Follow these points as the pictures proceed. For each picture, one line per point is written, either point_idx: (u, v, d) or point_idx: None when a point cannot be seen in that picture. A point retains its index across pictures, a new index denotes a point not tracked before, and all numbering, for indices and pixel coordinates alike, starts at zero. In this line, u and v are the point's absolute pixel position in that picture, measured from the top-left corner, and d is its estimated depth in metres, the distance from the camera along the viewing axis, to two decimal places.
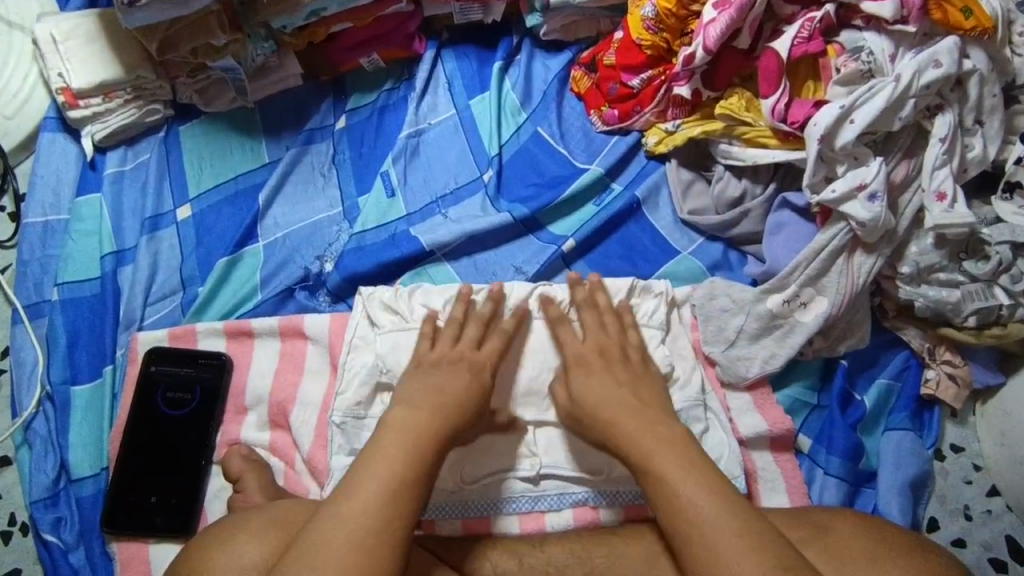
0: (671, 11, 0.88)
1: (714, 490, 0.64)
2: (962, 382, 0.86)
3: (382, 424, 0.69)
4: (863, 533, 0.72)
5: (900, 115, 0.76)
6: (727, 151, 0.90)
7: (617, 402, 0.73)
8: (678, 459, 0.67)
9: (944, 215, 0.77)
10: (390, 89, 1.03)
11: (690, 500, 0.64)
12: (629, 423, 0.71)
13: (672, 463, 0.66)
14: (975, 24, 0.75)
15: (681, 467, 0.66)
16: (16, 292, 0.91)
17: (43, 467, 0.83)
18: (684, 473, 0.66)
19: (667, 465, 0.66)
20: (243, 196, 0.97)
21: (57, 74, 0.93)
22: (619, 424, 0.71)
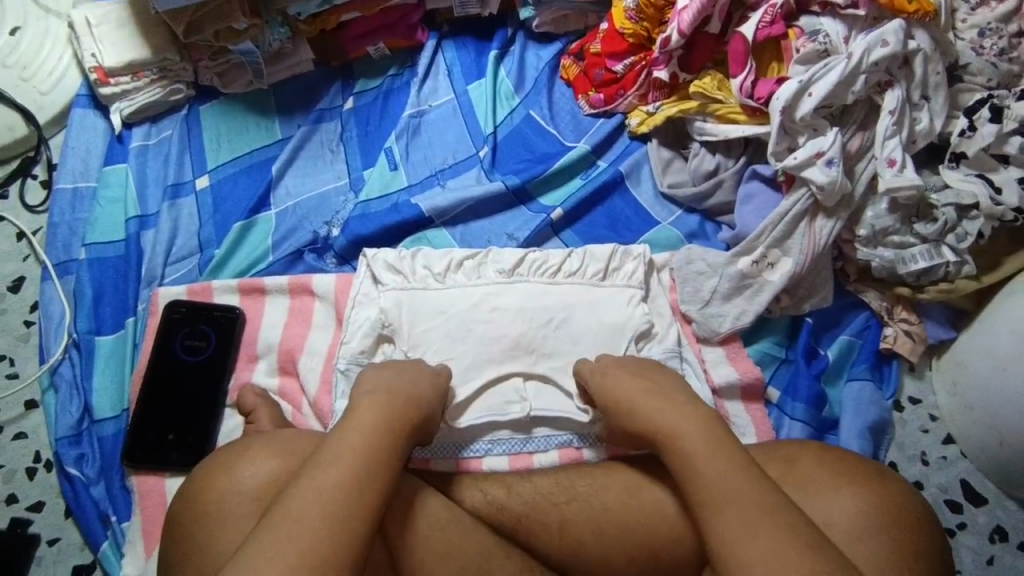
0: (650, 1, 0.97)
1: (720, 461, 0.67)
2: (917, 338, 0.93)
3: (362, 399, 0.72)
4: (825, 465, 0.77)
5: (853, 89, 0.85)
6: (702, 128, 0.98)
7: (635, 391, 0.77)
8: (690, 433, 0.70)
9: (895, 179, 0.85)
10: (394, 75, 1.11)
11: (700, 474, 0.67)
12: (645, 406, 0.75)
13: (687, 439, 0.70)
14: (918, 8, 0.83)
15: (693, 442, 0.69)
16: (47, 251, 0.98)
17: (68, 408, 0.90)
18: (693, 448, 0.69)
19: (680, 442, 0.70)
20: (257, 169, 1.05)
21: (91, 54, 1.02)
22: (634, 408, 0.76)
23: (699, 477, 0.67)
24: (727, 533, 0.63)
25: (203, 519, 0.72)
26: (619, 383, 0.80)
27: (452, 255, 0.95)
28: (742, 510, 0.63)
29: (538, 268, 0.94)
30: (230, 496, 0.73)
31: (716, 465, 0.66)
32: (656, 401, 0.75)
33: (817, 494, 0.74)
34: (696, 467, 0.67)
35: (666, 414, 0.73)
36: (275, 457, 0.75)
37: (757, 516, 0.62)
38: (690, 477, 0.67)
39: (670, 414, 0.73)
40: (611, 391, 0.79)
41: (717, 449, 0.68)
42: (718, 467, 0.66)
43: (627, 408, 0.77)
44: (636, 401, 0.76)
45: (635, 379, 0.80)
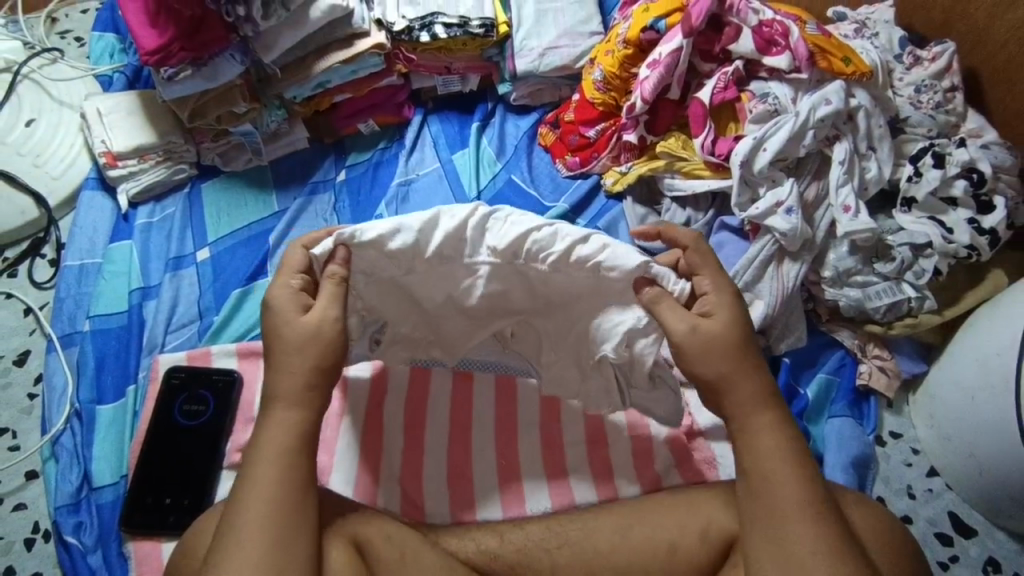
0: (615, 74, 1.07)
1: (805, 490, 0.65)
2: (892, 373, 0.97)
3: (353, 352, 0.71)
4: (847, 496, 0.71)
5: (804, 143, 0.94)
6: (671, 184, 1.05)
7: (741, 370, 0.69)
8: (779, 446, 0.67)
9: (852, 224, 0.92)
10: (384, 148, 1.19)
11: (783, 489, 0.65)
12: (745, 394, 0.69)
13: (775, 451, 0.67)
14: (854, 70, 0.95)
15: (782, 455, 0.67)
16: (53, 325, 1.03)
17: (69, 477, 0.92)
18: (785, 468, 0.66)
19: (773, 449, 0.67)
20: (257, 239, 1.11)
21: (100, 140, 1.10)
22: (735, 393, 0.69)
23: (778, 482, 0.66)
24: (793, 547, 0.63)
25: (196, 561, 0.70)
26: (720, 350, 0.69)
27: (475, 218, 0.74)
28: (816, 536, 0.63)
29: (542, 250, 0.74)
30: None
31: (798, 487, 0.65)
32: (756, 391, 0.69)
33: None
34: (776, 472, 0.66)
35: (768, 413, 0.69)
36: None
37: (829, 552, 0.62)
38: (773, 486, 0.66)
39: (770, 416, 0.68)
40: (709, 358, 0.69)
41: (803, 470, 0.66)
42: (800, 487, 0.65)
43: (726, 382, 0.69)
44: (736, 387, 0.69)
45: (736, 345, 0.70)
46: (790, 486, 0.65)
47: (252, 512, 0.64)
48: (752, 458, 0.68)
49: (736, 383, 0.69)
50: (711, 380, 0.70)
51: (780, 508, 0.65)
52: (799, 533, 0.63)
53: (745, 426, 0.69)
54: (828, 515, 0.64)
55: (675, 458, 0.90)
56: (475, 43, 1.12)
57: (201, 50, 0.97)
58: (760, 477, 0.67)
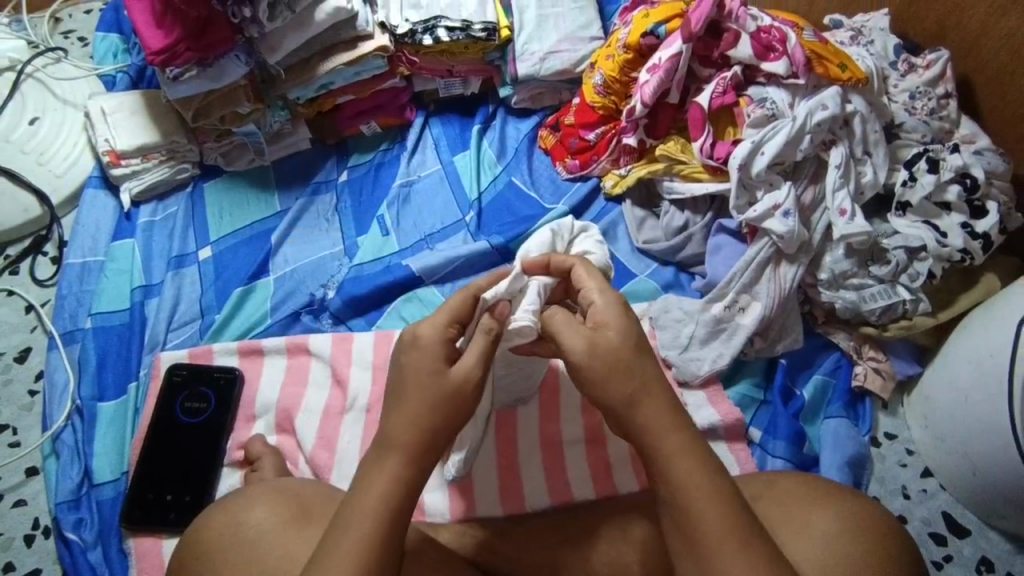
0: (615, 78, 1.08)
1: (730, 516, 0.58)
2: (887, 375, 0.98)
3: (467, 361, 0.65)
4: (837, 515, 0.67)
5: (801, 148, 0.95)
6: (670, 187, 1.07)
7: (640, 393, 0.61)
8: (694, 472, 0.59)
9: (848, 227, 0.94)
10: (386, 149, 1.20)
11: (706, 522, 0.57)
12: (647, 416, 0.60)
13: (691, 478, 0.59)
14: (850, 76, 0.96)
15: (698, 482, 0.58)
16: (55, 322, 1.03)
17: (69, 474, 0.92)
18: (705, 498, 0.58)
19: (688, 477, 0.59)
20: (258, 238, 1.11)
21: (104, 139, 1.11)
22: (636, 419, 0.60)
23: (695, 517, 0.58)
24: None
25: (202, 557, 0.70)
26: (613, 368, 0.61)
27: (550, 234, 0.80)
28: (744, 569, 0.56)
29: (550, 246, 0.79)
30: (240, 527, 0.70)
31: (720, 516, 0.57)
32: (659, 409, 0.61)
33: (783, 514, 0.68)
34: (695, 505, 0.58)
35: (676, 437, 0.60)
36: (268, 502, 0.72)
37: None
38: (692, 520, 0.58)
39: (681, 438, 0.60)
40: (609, 377, 0.61)
41: (719, 496, 0.58)
42: (723, 515, 0.58)
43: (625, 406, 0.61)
44: (636, 407, 0.60)
45: (630, 355, 0.62)
46: (712, 516, 0.57)
47: (353, 544, 0.58)
48: (669, 489, 0.59)
49: (639, 405, 0.60)
50: (609, 405, 0.61)
51: (703, 544, 0.57)
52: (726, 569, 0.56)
53: (655, 453, 0.60)
54: (754, 539, 0.57)
55: None
56: (477, 47, 1.13)
57: (206, 50, 0.98)
58: (677, 512, 0.59)
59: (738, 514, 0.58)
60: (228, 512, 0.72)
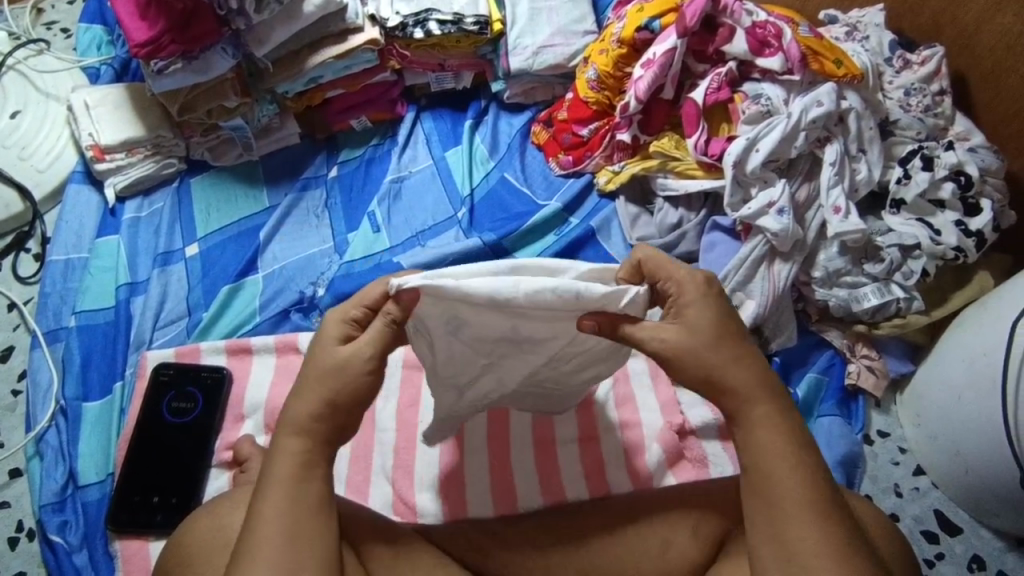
0: (609, 73, 1.07)
1: (811, 486, 0.58)
2: (880, 373, 0.98)
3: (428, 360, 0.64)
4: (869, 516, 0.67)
5: (796, 145, 0.95)
6: (664, 184, 1.06)
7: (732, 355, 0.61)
8: (782, 435, 0.59)
9: (842, 225, 0.93)
10: (376, 145, 1.18)
11: (792, 484, 0.58)
12: (737, 380, 0.61)
13: (777, 442, 0.59)
14: (846, 72, 0.96)
15: (785, 444, 0.59)
16: (38, 320, 1.01)
17: (53, 475, 0.91)
18: (785, 462, 0.59)
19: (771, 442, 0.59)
20: (247, 235, 1.10)
21: (88, 134, 1.09)
22: (729, 383, 0.60)
23: (782, 480, 0.58)
24: (795, 546, 0.56)
25: (192, 559, 0.69)
26: (702, 340, 0.61)
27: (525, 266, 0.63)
28: (819, 537, 0.56)
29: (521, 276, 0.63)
30: (229, 529, 0.69)
31: (800, 482, 0.58)
32: (753, 375, 0.61)
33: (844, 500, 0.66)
34: (781, 470, 0.58)
35: (766, 402, 0.61)
36: None
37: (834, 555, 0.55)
38: (774, 482, 0.58)
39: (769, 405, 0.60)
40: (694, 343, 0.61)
41: (804, 463, 0.59)
42: (807, 479, 0.58)
43: (713, 371, 0.61)
44: (724, 372, 0.61)
45: (720, 330, 0.61)
46: (796, 480, 0.58)
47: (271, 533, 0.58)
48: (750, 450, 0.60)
49: (725, 368, 0.61)
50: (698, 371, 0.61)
51: (782, 505, 0.58)
52: (800, 533, 0.56)
53: (740, 416, 0.61)
54: (836, 513, 0.57)
55: (667, 457, 0.91)
56: (469, 40, 1.12)
57: (192, 43, 0.96)
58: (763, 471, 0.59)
59: (822, 485, 0.58)
60: (213, 514, 0.71)
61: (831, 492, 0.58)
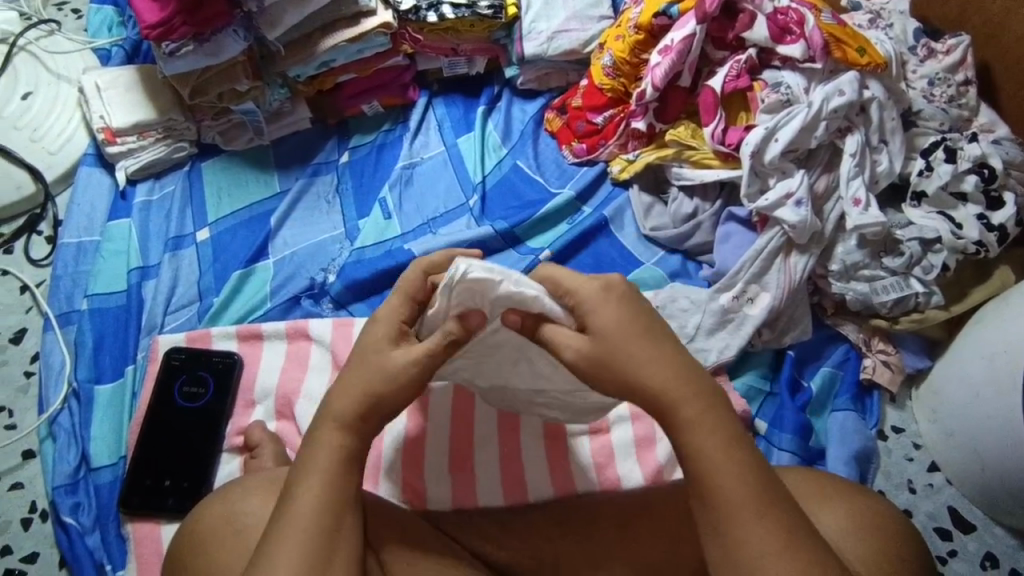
0: (625, 59, 1.05)
1: (752, 481, 0.56)
2: (896, 368, 0.97)
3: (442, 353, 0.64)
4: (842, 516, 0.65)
5: (815, 135, 0.93)
6: (679, 173, 1.04)
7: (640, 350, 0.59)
8: (714, 431, 0.57)
9: (862, 217, 0.91)
10: (388, 130, 1.17)
11: (729, 490, 0.56)
12: (658, 381, 0.58)
13: (710, 440, 0.57)
14: (869, 61, 0.94)
15: (719, 445, 0.57)
16: (50, 303, 1.01)
17: (66, 457, 0.91)
18: (722, 462, 0.56)
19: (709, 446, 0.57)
20: (258, 220, 1.09)
21: (99, 116, 1.08)
22: (649, 385, 0.58)
23: (722, 486, 0.56)
24: (743, 553, 0.54)
25: (202, 546, 0.69)
26: (613, 340, 0.59)
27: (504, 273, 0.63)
28: (769, 537, 0.54)
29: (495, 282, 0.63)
30: (237, 517, 0.69)
31: (740, 481, 0.56)
32: (668, 368, 0.59)
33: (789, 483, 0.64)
34: (721, 475, 0.56)
35: (689, 398, 0.58)
36: (272, 493, 0.71)
37: (788, 551, 0.54)
38: (713, 489, 0.56)
39: (695, 400, 0.58)
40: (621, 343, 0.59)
41: (744, 462, 0.57)
42: (745, 481, 0.56)
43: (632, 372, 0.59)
44: (644, 373, 0.58)
45: (625, 325, 0.59)
46: (735, 485, 0.56)
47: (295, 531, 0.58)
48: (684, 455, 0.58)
49: (649, 367, 0.58)
50: (622, 375, 0.59)
51: (726, 510, 0.56)
52: (750, 538, 0.54)
53: (667, 420, 0.58)
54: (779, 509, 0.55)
55: None
56: (483, 25, 1.10)
57: (204, 26, 0.95)
58: (699, 479, 0.57)
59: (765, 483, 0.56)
60: (223, 500, 0.71)
61: (768, 480, 0.56)
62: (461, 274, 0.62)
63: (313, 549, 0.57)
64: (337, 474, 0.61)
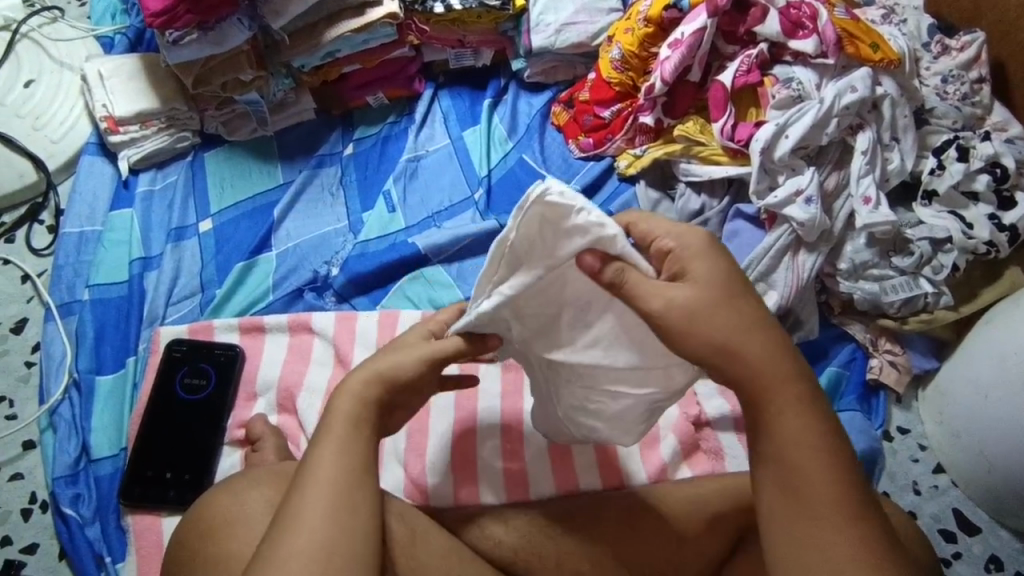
0: (634, 53, 1.04)
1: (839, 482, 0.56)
2: (903, 368, 0.96)
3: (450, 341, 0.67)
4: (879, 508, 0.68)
5: (827, 132, 0.92)
6: (687, 169, 1.03)
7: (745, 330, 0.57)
8: (809, 423, 0.57)
9: (871, 216, 0.90)
10: (393, 122, 1.16)
11: (811, 474, 0.56)
12: (755, 354, 0.57)
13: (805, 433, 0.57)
14: (882, 57, 0.92)
15: (805, 428, 0.57)
16: (51, 293, 1.00)
17: (67, 448, 0.91)
18: (813, 456, 0.56)
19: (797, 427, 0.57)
20: (261, 211, 1.08)
21: (102, 105, 1.07)
22: (746, 357, 0.57)
23: (804, 469, 0.56)
24: (818, 537, 0.55)
25: (210, 536, 0.68)
26: (711, 315, 0.56)
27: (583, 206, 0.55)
28: (846, 530, 0.55)
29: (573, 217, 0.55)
30: (243, 509, 0.68)
31: (828, 475, 0.56)
32: (768, 346, 0.57)
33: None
34: (804, 459, 0.56)
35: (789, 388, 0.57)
36: (276, 484, 0.71)
37: (864, 546, 0.55)
38: (795, 472, 0.56)
39: (790, 391, 0.57)
40: (723, 309, 0.56)
41: (827, 448, 0.57)
42: (826, 467, 0.56)
43: (729, 350, 0.56)
44: (742, 346, 0.57)
45: (728, 290, 0.57)
46: (817, 470, 0.56)
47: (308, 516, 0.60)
48: (773, 441, 0.57)
49: (745, 340, 0.57)
50: (716, 340, 0.56)
51: (812, 500, 0.56)
52: (829, 532, 0.55)
53: (764, 402, 0.57)
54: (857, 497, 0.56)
55: (682, 448, 0.89)
56: (490, 16, 1.09)
57: (207, 14, 0.94)
58: (782, 458, 0.57)
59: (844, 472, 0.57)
60: (231, 491, 0.70)
61: (847, 469, 0.57)
62: (548, 193, 0.53)
63: (327, 521, 0.59)
64: (351, 439, 0.64)
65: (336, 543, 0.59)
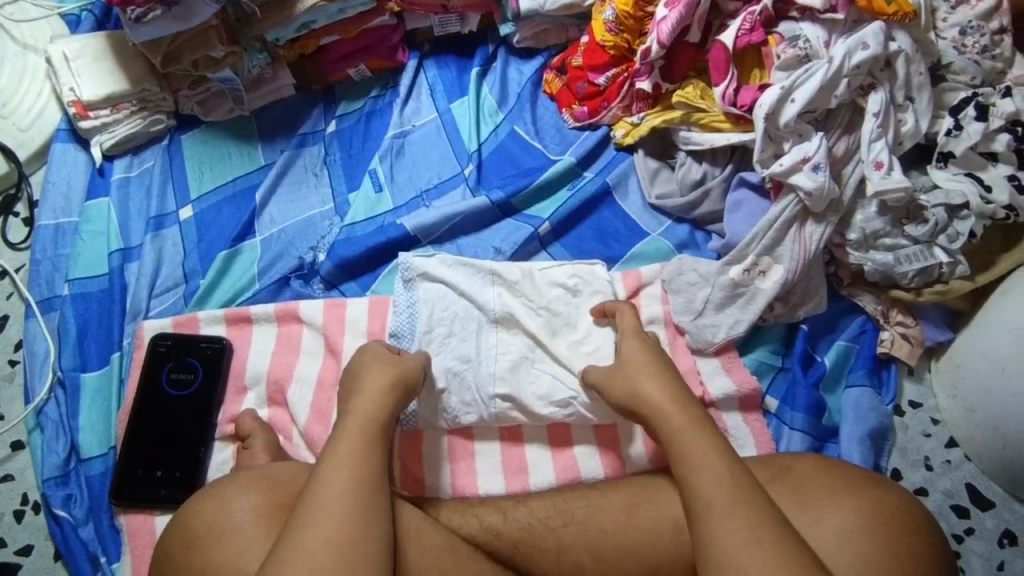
0: (629, 13, 0.96)
1: (728, 478, 0.63)
2: (915, 340, 0.92)
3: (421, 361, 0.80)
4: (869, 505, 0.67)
5: (836, 94, 0.86)
6: (687, 138, 0.98)
7: (645, 382, 0.73)
8: (699, 443, 0.66)
9: (884, 182, 0.85)
10: (377, 96, 1.10)
11: (705, 484, 0.64)
12: (656, 398, 0.71)
13: (697, 445, 0.66)
14: (897, 9, 0.85)
15: (699, 449, 0.66)
16: (30, 289, 0.97)
17: (55, 448, 0.89)
18: (706, 457, 0.65)
19: (692, 446, 0.66)
20: (242, 196, 1.04)
21: (69, 88, 1.02)
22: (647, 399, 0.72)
23: (696, 479, 0.64)
24: (718, 535, 0.61)
25: (195, 544, 0.66)
26: (642, 371, 0.75)
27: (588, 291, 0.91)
28: (740, 525, 0.60)
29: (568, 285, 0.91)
30: (235, 514, 0.67)
31: (720, 482, 0.63)
32: (666, 395, 0.71)
33: (813, 498, 0.68)
34: (695, 470, 0.65)
35: (682, 415, 0.69)
36: (262, 490, 0.69)
37: (758, 540, 0.59)
38: (691, 480, 0.65)
39: (684, 417, 0.69)
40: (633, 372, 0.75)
41: (721, 460, 0.65)
42: (719, 479, 0.63)
43: (638, 399, 0.73)
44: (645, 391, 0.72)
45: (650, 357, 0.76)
46: (710, 478, 0.64)
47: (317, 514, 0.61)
48: (680, 458, 0.66)
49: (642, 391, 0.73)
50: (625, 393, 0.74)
51: (707, 503, 0.63)
52: (723, 527, 0.61)
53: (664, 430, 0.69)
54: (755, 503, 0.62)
55: None
56: None
57: None
58: (682, 474, 0.66)
59: (740, 481, 0.63)
60: (220, 494, 0.69)
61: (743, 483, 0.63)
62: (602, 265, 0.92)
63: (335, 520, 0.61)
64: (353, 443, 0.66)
65: (350, 531, 0.61)
